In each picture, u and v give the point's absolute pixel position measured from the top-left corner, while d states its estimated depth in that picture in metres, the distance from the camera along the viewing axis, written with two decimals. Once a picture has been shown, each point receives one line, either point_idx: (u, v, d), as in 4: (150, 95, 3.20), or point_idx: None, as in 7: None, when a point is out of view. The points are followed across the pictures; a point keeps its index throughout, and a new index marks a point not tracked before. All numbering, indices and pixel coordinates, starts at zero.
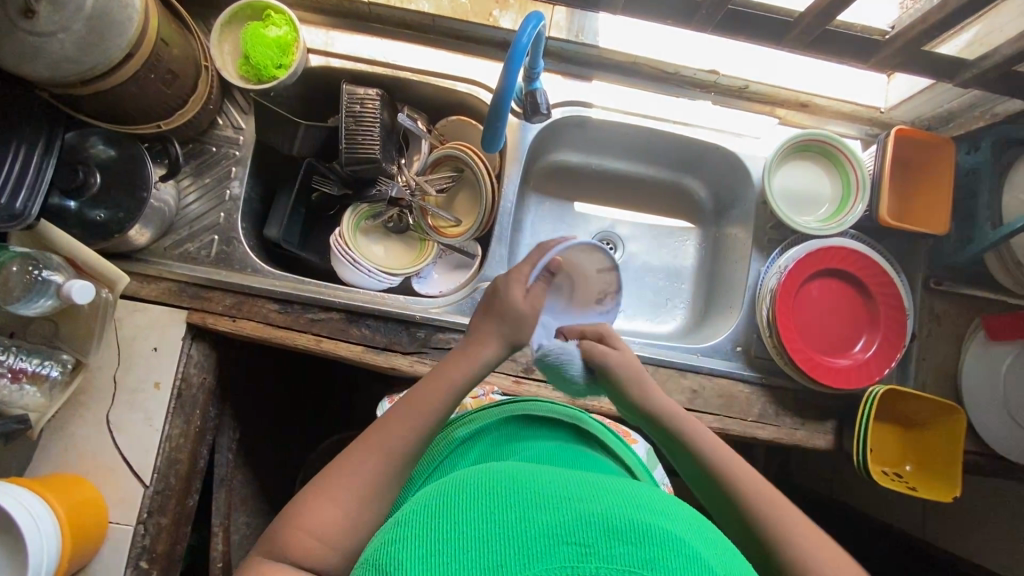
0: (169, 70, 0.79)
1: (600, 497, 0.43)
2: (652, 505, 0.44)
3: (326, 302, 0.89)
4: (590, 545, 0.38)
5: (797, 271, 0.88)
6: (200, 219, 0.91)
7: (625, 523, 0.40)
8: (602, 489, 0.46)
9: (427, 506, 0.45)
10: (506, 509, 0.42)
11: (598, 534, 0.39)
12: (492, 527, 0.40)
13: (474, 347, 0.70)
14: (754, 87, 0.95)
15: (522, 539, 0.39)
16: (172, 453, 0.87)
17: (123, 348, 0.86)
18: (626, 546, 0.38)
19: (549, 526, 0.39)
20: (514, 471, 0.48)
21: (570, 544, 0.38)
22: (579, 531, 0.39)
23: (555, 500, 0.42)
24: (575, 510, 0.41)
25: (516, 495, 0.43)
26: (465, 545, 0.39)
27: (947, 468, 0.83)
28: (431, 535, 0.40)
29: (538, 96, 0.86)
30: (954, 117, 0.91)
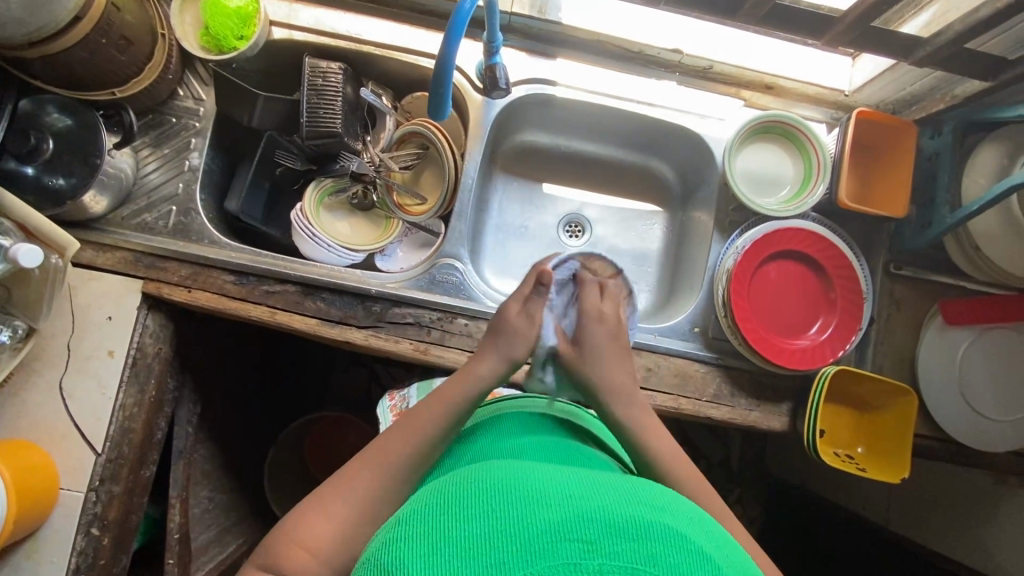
0: (123, 36, 0.79)
1: (604, 494, 0.45)
2: (653, 501, 0.46)
3: (280, 274, 0.88)
4: (593, 542, 0.40)
5: (753, 251, 0.88)
6: (159, 189, 0.91)
7: (625, 521, 0.42)
8: (605, 484, 0.48)
9: (438, 504, 0.47)
10: (514, 507, 0.44)
11: (600, 531, 0.41)
12: (499, 526, 0.42)
13: (473, 364, 0.70)
14: (719, 67, 0.95)
15: (528, 537, 0.41)
16: (125, 422, 0.87)
17: (78, 315, 0.86)
18: (626, 543, 0.40)
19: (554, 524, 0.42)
20: (518, 466, 0.50)
21: (574, 541, 0.40)
22: (582, 528, 0.41)
23: (562, 497, 0.44)
24: (580, 507, 0.43)
25: (521, 494, 0.45)
26: (475, 544, 0.41)
27: (898, 451, 0.83)
28: (441, 534, 0.42)
29: (497, 71, 0.85)
30: (917, 100, 0.90)
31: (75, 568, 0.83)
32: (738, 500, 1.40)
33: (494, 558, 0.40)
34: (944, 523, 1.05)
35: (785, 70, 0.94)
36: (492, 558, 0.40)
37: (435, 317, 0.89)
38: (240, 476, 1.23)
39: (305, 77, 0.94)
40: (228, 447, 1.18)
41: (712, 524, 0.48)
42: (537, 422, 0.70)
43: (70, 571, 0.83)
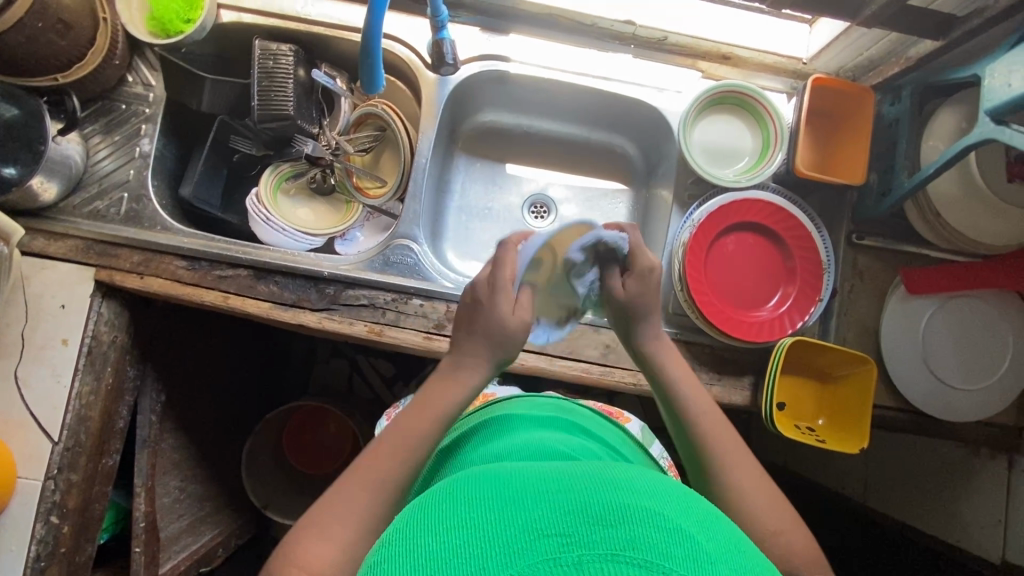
0: (61, 20, 0.78)
1: (580, 485, 0.44)
2: (633, 484, 0.45)
3: (233, 259, 0.88)
4: (573, 535, 0.39)
5: (708, 225, 0.87)
6: (110, 176, 0.91)
7: (602, 509, 0.41)
8: (583, 474, 0.47)
9: (417, 515, 0.46)
10: (492, 512, 0.43)
11: (578, 523, 0.40)
12: (478, 533, 0.41)
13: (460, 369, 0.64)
14: (673, 38, 0.93)
15: (508, 539, 0.40)
16: (82, 410, 0.87)
17: (31, 304, 0.86)
18: (605, 530, 0.39)
19: (531, 522, 0.41)
20: (499, 471, 0.50)
21: (553, 535, 0.39)
22: (559, 522, 0.40)
23: (539, 496, 0.43)
24: (559, 503, 0.42)
25: (498, 498, 0.44)
26: (453, 552, 0.40)
27: (857, 417, 0.82)
28: (419, 544, 0.41)
29: (444, 45, 0.85)
30: (874, 65, 0.89)
31: (35, 556, 0.83)
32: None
33: (475, 563, 0.39)
34: (913, 498, 1.04)
35: (741, 39, 0.93)
36: (471, 563, 0.39)
37: (389, 298, 0.88)
38: (215, 467, 1.23)
39: (256, 59, 0.93)
40: (202, 437, 1.18)
41: (697, 500, 0.47)
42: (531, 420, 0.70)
43: (30, 559, 0.83)
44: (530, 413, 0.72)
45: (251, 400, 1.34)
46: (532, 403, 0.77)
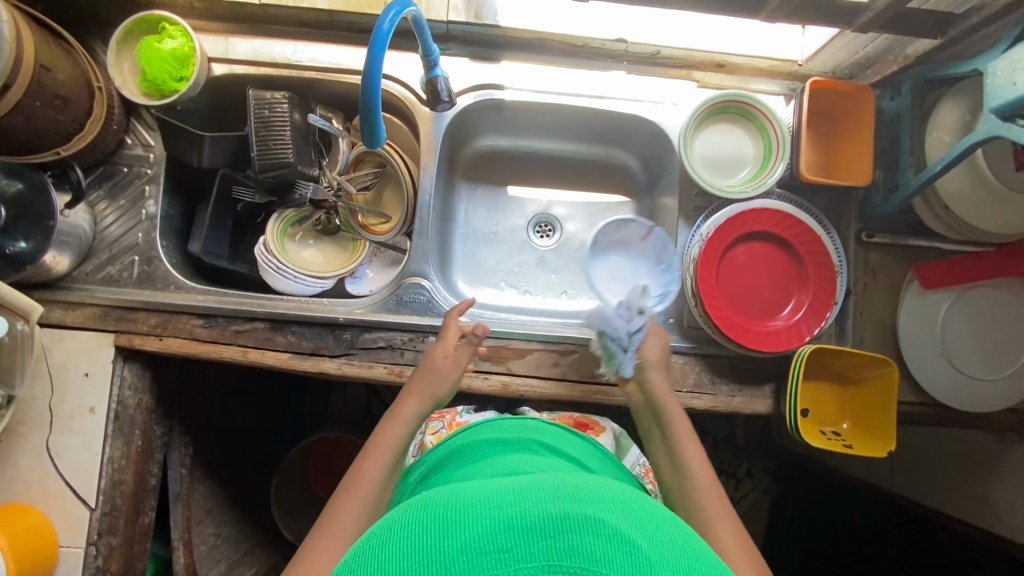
0: (57, 95, 0.78)
1: (521, 495, 0.44)
2: (576, 488, 0.44)
3: (249, 313, 0.89)
4: (510, 549, 0.40)
5: (718, 238, 0.87)
6: (120, 240, 0.91)
7: (541, 519, 0.41)
8: (526, 481, 0.46)
9: (361, 546, 0.46)
10: (430, 532, 0.42)
11: (515, 536, 0.40)
12: (419, 552, 0.41)
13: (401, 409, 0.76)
14: (666, 52, 0.92)
15: (444, 563, 0.40)
16: (116, 474, 0.88)
17: (56, 375, 0.87)
18: (541, 542, 0.40)
19: (467, 541, 0.41)
20: (442, 488, 0.50)
21: (490, 552, 0.40)
22: (497, 537, 0.40)
23: (478, 510, 0.43)
24: (497, 514, 0.42)
25: (435, 520, 0.44)
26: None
27: (883, 419, 0.82)
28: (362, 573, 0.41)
29: (438, 83, 0.84)
30: (871, 63, 0.88)
31: None
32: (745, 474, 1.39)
33: None
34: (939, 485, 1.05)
35: (734, 46, 0.92)
36: None
37: (406, 338, 0.89)
38: (248, 507, 1.25)
39: (251, 109, 0.92)
40: (232, 481, 1.20)
41: (641, 497, 0.47)
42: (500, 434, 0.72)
43: None
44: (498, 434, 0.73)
45: (276, 437, 1.36)
46: (503, 420, 0.78)
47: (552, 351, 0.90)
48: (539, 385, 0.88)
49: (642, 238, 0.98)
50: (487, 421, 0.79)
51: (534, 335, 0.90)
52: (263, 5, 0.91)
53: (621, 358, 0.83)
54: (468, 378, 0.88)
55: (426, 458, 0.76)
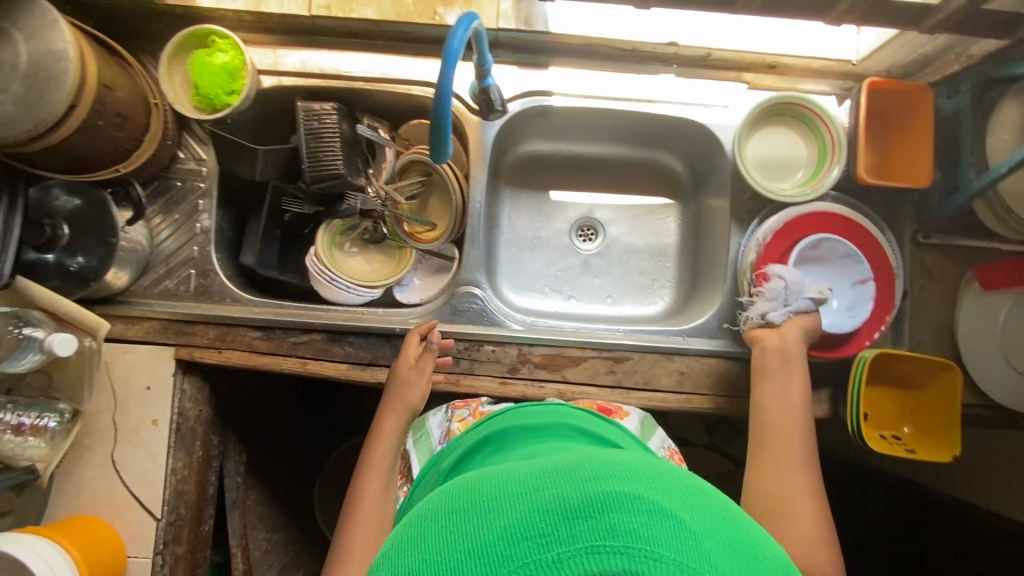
0: (118, 113, 0.79)
1: (554, 477, 0.43)
2: (609, 469, 0.44)
3: (306, 324, 0.90)
4: (551, 533, 0.39)
5: (776, 242, 0.86)
6: (175, 254, 0.92)
7: (579, 502, 0.40)
8: (558, 464, 0.45)
9: (396, 540, 0.45)
10: (465, 521, 0.42)
11: (555, 519, 0.39)
12: (457, 541, 0.40)
13: (380, 430, 0.80)
14: (717, 54, 0.91)
15: (484, 549, 0.39)
16: (179, 485, 0.89)
17: (119, 388, 0.88)
18: (582, 523, 0.39)
19: (506, 526, 0.40)
20: (474, 475, 0.49)
21: (531, 537, 0.39)
22: (536, 522, 0.39)
23: (512, 497, 0.42)
24: (533, 499, 0.41)
25: (471, 507, 0.43)
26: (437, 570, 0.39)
27: (946, 431, 0.82)
28: (402, 567, 0.41)
29: (491, 93, 0.84)
30: (930, 61, 0.87)
31: None
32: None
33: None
34: None
35: (788, 47, 0.90)
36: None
37: (461, 347, 0.90)
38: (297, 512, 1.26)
39: (301, 121, 0.92)
40: (280, 486, 1.21)
41: (676, 470, 0.46)
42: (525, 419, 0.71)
43: None
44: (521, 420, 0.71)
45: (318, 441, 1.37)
46: (526, 409, 0.77)
47: (607, 358, 0.89)
48: (595, 393, 0.88)
49: (854, 284, 0.86)
50: (508, 410, 0.78)
51: (589, 343, 0.89)
52: (312, 17, 0.91)
53: (777, 307, 0.82)
54: (525, 386, 0.88)
55: (454, 447, 0.73)
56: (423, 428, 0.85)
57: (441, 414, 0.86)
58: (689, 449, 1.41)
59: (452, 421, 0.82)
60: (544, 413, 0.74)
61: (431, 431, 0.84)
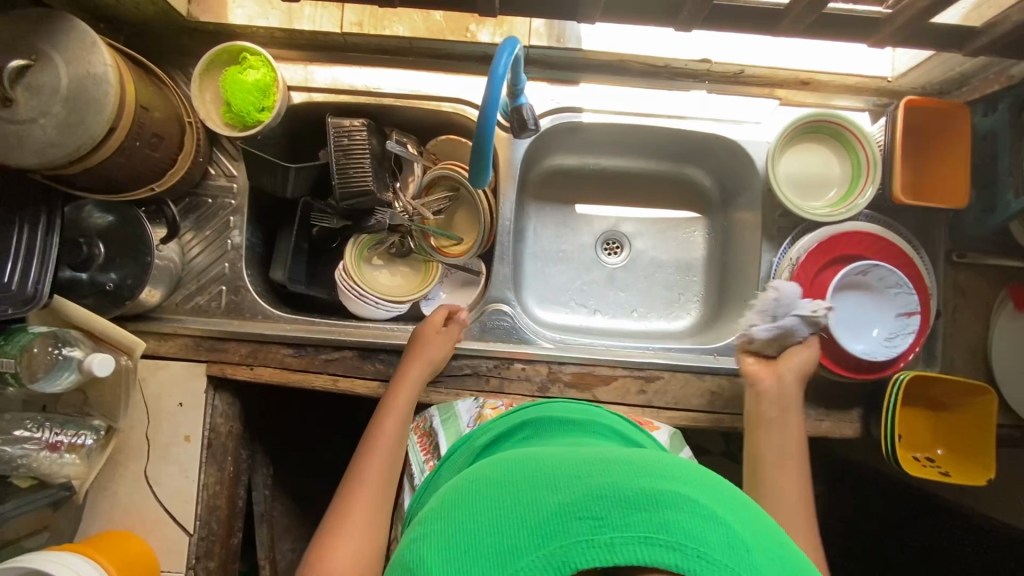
0: (154, 133, 0.79)
1: (611, 470, 0.44)
2: (665, 469, 0.45)
3: (338, 342, 0.90)
4: (605, 517, 0.40)
5: (809, 261, 0.87)
6: (206, 271, 0.92)
7: (636, 494, 0.41)
8: (613, 459, 0.46)
9: (444, 504, 0.46)
10: (519, 496, 0.43)
11: (610, 506, 0.40)
12: (510, 513, 0.42)
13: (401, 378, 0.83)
14: (750, 71, 0.91)
15: (536, 524, 0.40)
16: (211, 500, 0.89)
17: (151, 405, 0.88)
18: (638, 514, 0.39)
19: (559, 504, 0.41)
20: (524, 455, 0.50)
21: (585, 517, 0.40)
22: (591, 504, 0.40)
23: (567, 480, 0.43)
24: (589, 484, 0.42)
25: (525, 484, 0.44)
26: (489, 538, 0.41)
27: (983, 454, 0.81)
28: (453, 528, 0.42)
29: (524, 112, 0.83)
30: (967, 80, 0.86)
31: None
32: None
33: (509, 547, 0.40)
34: None
35: (822, 64, 0.90)
36: (505, 548, 0.40)
37: (491, 365, 0.89)
38: None
39: (331, 137, 0.91)
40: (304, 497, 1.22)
41: (732, 489, 0.46)
42: (560, 412, 0.71)
43: None
44: (557, 414, 0.71)
45: None
46: (559, 404, 0.77)
47: (638, 378, 0.89)
48: (625, 412, 0.88)
49: (898, 316, 0.85)
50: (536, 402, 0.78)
51: (620, 362, 0.89)
52: (344, 34, 0.91)
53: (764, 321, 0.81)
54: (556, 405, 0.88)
55: (487, 428, 0.73)
56: (451, 410, 0.85)
57: (470, 401, 0.86)
58: (708, 460, 1.40)
59: (484, 407, 0.85)
60: (578, 411, 0.74)
61: (460, 414, 0.84)
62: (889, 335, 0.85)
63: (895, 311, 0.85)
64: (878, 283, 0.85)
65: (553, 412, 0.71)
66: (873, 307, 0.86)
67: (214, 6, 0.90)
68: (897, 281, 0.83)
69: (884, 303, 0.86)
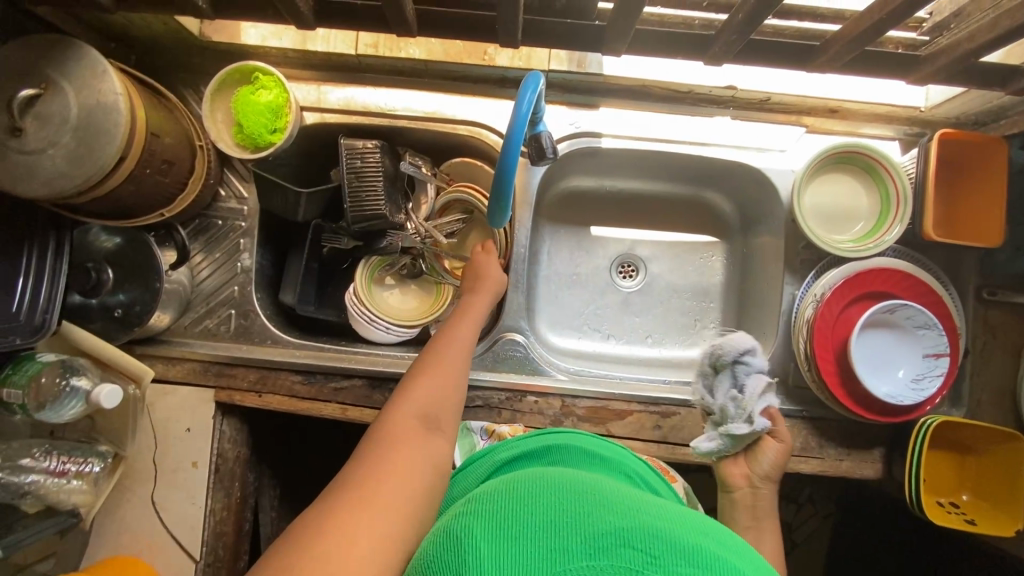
0: (165, 159, 0.77)
1: (670, 519, 0.46)
2: (714, 535, 0.46)
3: (347, 369, 0.88)
4: (656, 556, 0.41)
5: (835, 299, 0.83)
6: (216, 294, 0.91)
7: (689, 547, 0.42)
8: (670, 510, 0.48)
9: (499, 492, 0.49)
10: (575, 511, 0.45)
11: (662, 548, 0.42)
12: (566, 522, 0.44)
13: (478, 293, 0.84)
14: (776, 99, 0.88)
15: (590, 538, 0.42)
16: (218, 526, 0.88)
17: (159, 429, 0.87)
18: (687, 566, 0.41)
19: (612, 531, 0.43)
20: (575, 476, 0.52)
21: (637, 549, 0.42)
22: (644, 542, 0.42)
23: (621, 514, 0.45)
24: (642, 522, 0.44)
25: (581, 502, 0.46)
26: (545, 540, 0.43)
27: (1012, 502, 0.78)
28: (508, 519, 0.45)
29: (543, 140, 0.81)
30: (1004, 113, 0.82)
31: None
32: (807, 501, 1.33)
33: (562, 550, 0.42)
34: None
35: (852, 93, 0.87)
36: (557, 553, 0.42)
37: (503, 397, 0.88)
38: None
39: (344, 159, 0.89)
40: None
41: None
42: (590, 443, 0.71)
43: None
44: (584, 444, 0.70)
45: None
46: (581, 434, 0.75)
47: (653, 413, 0.87)
48: (640, 448, 0.86)
49: (926, 357, 0.82)
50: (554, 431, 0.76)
51: (635, 396, 0.87)
52: (359, 56, 0.89)
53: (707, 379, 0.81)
54: None
55: (509, 446, 0.70)
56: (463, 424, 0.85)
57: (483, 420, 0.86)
58: None
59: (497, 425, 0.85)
60: (603, 445, 0.73)
61: (473, 429, 0.85)
62: (913, 377, 0.83)
63: (920, 350, 0.82)
64: (903, 322, 0.82)
65: (584, 442, 0.71)
66: (899, 346, 0.84)
67: (227, 25, 0.87)
68: (924, 321, 0.81)
69: (909, 342, 0.83)
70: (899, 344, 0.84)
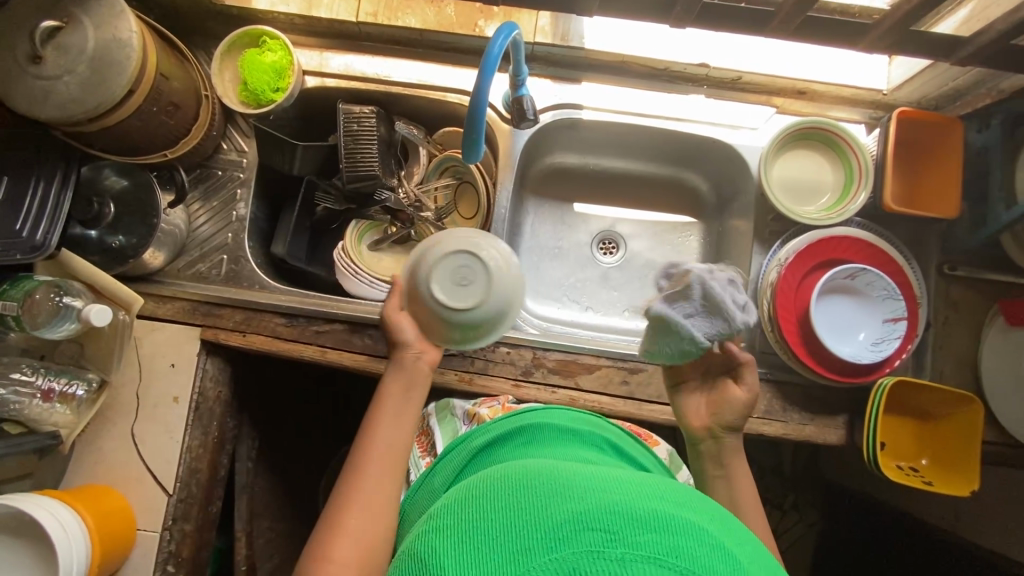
0: (171, 102, 0.83)
1: (627, 491, 0.45)
2: (676, 500, 0.46)
3: (330, 314, 0.92)
4: (618, 532, 0.40)
5: (797, 263, 0.86)
6: (210, 240, 0.96)
7: (651, 516, 0.41)
8: (634, 482, 0.47)
9: (450, 512, 0.48)
10: (533, 508, 0.44)
11: (623, 522, 0.40)
12: (522, 526, 0.42)
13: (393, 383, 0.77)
14: (747, 78, 0.94)
15: (549, 529, 0.41)
16: (193, 462, 0.90)
17: (144, 363, 0.90)
18: (650, 535, 0.39)
19: (573, 515, 0.41)
20: (532, 468, 0.51)
21: (596, 529, 0.40)
22: (602, 519, 0.41)
23: (582, 496, 0.44)
24: (603, 501, 0.43)
25: (538, 495, 0.45)
26: (505, 546, 0.41)
27: (965, 459, 0.80)
28: (466, 536, 0.43)
29: (523, 102, 0.86)
30: (960, 95, 0.88)
31: None
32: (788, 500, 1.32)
33: (523, 548, 0.40)
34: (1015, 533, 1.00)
35: (818, 75, 0.93)
36: (515, 553, 0.40)
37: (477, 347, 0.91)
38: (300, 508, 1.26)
39: (341, 123, 0.94)
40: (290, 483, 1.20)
41: (740, 529, 0.47)
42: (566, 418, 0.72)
43: None
44: (555, 421, 0.70)
45: None
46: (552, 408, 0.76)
47: (621, 369, 0.90)
48: (608, 403, 0.88)
49: (885, 321, 0.85)
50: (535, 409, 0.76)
51: (603, 352, 0.90)
52: (359, 24, 0.96)
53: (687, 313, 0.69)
54: (536, 391, 0.89)
55: (486, 431, 0.72)
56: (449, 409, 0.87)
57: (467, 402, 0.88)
58: None
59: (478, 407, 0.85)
60: (576, 416, 0.74)
61: (456, 414, 0.86)
62: (874, 338, 0.85)
63: (879, 314, 0.85)
64: (864, 287, 0.86)
65: (556, 416, 0.72)
66: (860, 310, 0.87)
67: None
68: (884, 288, 0.84)
69: (869, 304, 0.86)
70: (861, 308, 0.87)
